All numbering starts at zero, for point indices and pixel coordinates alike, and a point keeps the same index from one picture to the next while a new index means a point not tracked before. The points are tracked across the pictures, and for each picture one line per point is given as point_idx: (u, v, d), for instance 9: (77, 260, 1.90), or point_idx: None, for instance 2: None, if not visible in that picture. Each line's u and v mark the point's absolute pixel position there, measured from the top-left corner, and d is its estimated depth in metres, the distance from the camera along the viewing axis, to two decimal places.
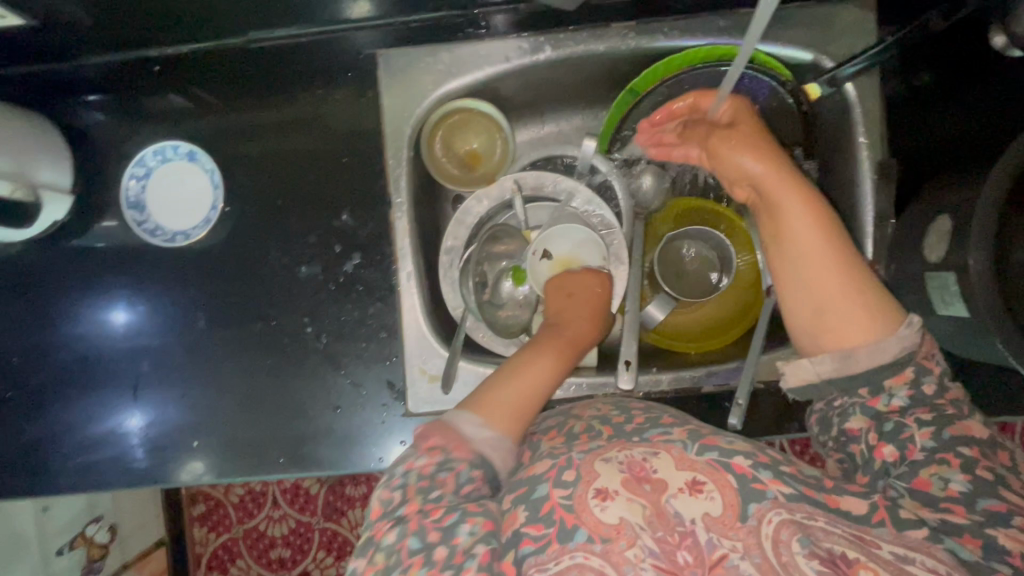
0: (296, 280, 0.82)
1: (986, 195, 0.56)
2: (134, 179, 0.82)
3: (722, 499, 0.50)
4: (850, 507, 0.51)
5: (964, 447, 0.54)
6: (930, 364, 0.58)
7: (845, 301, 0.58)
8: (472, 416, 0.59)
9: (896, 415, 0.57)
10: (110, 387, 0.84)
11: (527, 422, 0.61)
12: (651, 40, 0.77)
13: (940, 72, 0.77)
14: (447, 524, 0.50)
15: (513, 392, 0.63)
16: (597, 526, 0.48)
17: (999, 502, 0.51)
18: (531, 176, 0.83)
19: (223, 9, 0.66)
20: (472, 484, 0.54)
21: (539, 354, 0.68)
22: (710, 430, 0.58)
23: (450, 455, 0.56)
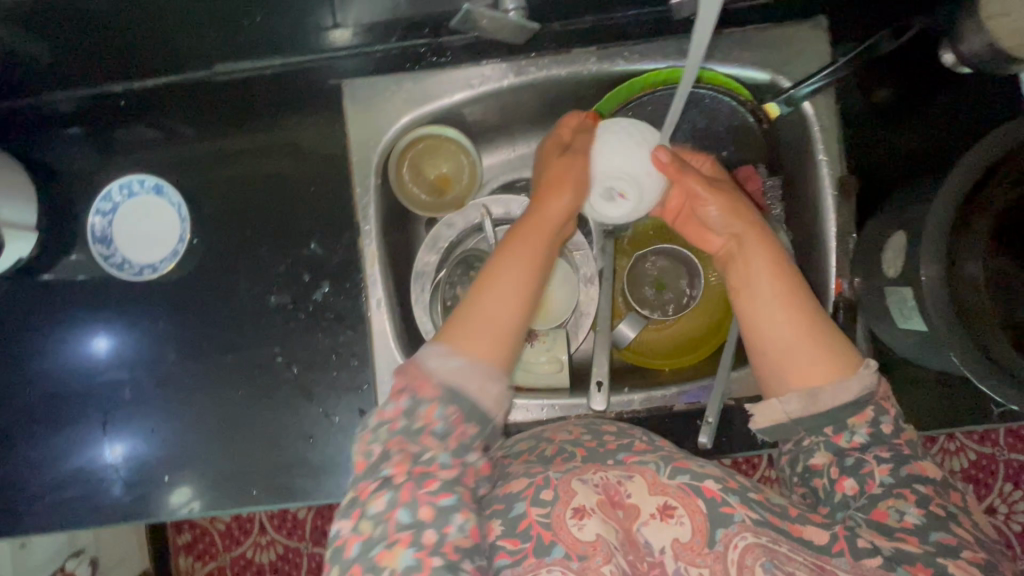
0: (265, 309, 0.82)
1: (938, 209, 0.58)
2: (100, 214, 0.83)
3: (692, 523, 0.50)
4: (813, 535, 0.51)
5: (920, 485, 0.53)
6: (887, 404, 0.57)
7: (805, 342, 0.58)
8: (441, 348, 0.57)
9: (856, 447, 0.56)
10: (79, 424, 0.82)
11: (516, 334, 0.59)
12: (611, 64, 0.78)
13: (897, 88, 0.78)
14: (440, 504, 0.50)
15: (484, 311, 0.59)
16: (574, 543, 0.48)
17: (948, 535, 0.49)
18: (499, 198, 0.84)
19: (184, 42, 0.68)
20: (453, 424, 0.55)
21: (508, 260, 0.63)
22: (686, 454, 0.57)
23: (418, 396, 0.55)
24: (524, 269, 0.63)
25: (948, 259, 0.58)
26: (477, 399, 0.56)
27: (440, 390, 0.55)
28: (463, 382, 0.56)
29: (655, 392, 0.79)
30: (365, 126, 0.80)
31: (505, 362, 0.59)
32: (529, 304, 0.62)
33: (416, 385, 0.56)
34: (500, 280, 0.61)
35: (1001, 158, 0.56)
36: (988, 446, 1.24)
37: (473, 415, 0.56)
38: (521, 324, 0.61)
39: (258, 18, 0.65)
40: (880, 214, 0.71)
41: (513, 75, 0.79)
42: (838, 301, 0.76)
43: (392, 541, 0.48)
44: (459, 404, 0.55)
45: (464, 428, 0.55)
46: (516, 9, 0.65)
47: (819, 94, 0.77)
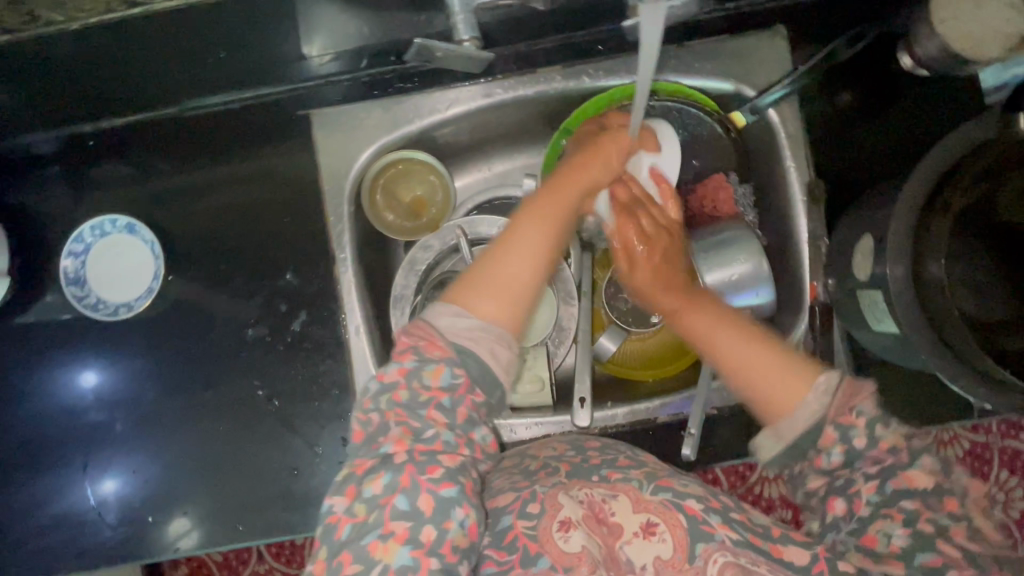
0: (244, 341, 0.82)
1: (901, 212, 0.60)
2: (72, 256, 0.82)
3: (673, 540, 0.51)
4: (793, 556, 0.52)
5: (906, 501, 0.50)
6: (848, 419, 0.53)
7: (759, 374, 0.58)
8: (453, 306, 0.58)
9: (836, 465, 0.53)
10: (58, 469, 0.81)
11: (522, 301, 0.59)
12: (577, 82, 0.79)
13: (860, 90, 0.79)
14: (441, 495, 0.49)
15: (497, 271, 0.59)
16: (560, 555, 0.49)
17: (935, 556, 0.48)
18: (476, 219, 0.84)
19: (147, 83, 0.68)
20: (460, 387, 0.54)
21: (526, 221, 0.62)
22: (666, 471, 0.58)
23: (426, 355, 0.55)
24: (540, 233, 0.62)
25: (913, 256, 0.59)
26: (485, 361, 0.56)
27: (450, 349, 0.55)
28: (472, 341, 0.56)
29: (639, 405, 0.79)
30: (337, 150, 0.82)
31: (516, 326, 0.59)
32: (544, 267, 0.61)
33: (426, 343, 0.55)
34: (515, 243, 0.61)
35: (959, 160, 0.58)
36: (982, 434, 1.17)
37: (480, 379, 0.56)
38: (535, 288, 0.60)
39: (223, 56, 0.65)
40: (846, 220, 0.72)
41: (481, 97, 0.80)
42: (814, 305, 0.78)
43: (387, 532, 0.47)
44: (467, 367, 0.55)
45: (471, 393, 0.55)
46: (470, 39, 0.62)
47: (784, 102, 0.78)
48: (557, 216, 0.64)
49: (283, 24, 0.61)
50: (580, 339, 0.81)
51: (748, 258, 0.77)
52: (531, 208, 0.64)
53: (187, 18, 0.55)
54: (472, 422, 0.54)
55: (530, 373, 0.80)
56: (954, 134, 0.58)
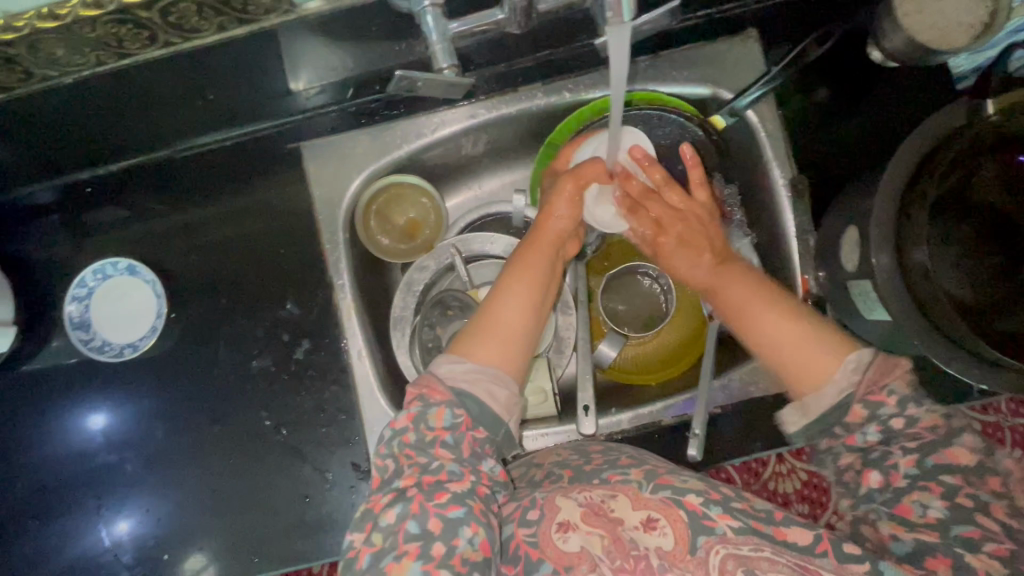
0: (249, 373, 0.84)
1: (881, 199, 0.61)
2: (76, 301, 0.84)
3: (674, 532, 0.51)
4: (796, 537, 0.52)
5: (947, 475, 0.51)
6: (878, 397, 0.54)
7: (794, 352, 0.61)
8: (452, 355, 0.60)
9: (873, 441, 0.54)
10: (70, 514, 0.82)
11: (514, 350, 0.61)
12: (558, 97, 0.82)
13: (834, 87, 0.81)
14: (450, 516, 0.50)
15: (487, 326, 0.62)
16: (560, 557, 0.50)
17: (973, 528, 0.49)
18: (469, 237, 0.85)
19: (141, 128, 0.70)
20: (462, 424, 0.55)
21: (508, 279, 0.66)
22: (667, 468, 0.58)
23: (429, 401, 0.56)
24: (523, 286, 0.65)
25: (896, 247, 0.60)
26: (486, 401, 0.58)
27: (450, 393, 0.57)
28: (471, 383, 0.58)
29: (643, 409, 0.81)
30: (330, 179, 0.83)
31: (515, 373, 0.61)
32: (533, 314, 0.64)
33: (428, 390, 0.57)
34: (501, 291, 0.65)
35: (932, 150, 0.59)
36: (992, 413, 1.16)
37: (481, 419, 0.57)
38: (528, 334, 0.63)
39: (211, 97, 0.67)
40: (830, 214, 0.73)
41: (466, 119, 0.82)
42: (807, 299, 0.79)
43: (401, 552, 0.49)
44: (467, 407, 0.57)
45: (473, 430, 0.56)
46: (450, 66, 0.63)
47: (761, 103, 0.79)
48: (535, 265, 0.68)
49: (266, 64, 0.64)
50: (579, 348, 0.82)
51: (736, 257, 0.81)
52: (513, 261, 0.68)
53: (172, 64, 0.58)
54: (475, 453, 0.56)
55: (533, 386, 0.81)
56: (928, 121, 0.59)
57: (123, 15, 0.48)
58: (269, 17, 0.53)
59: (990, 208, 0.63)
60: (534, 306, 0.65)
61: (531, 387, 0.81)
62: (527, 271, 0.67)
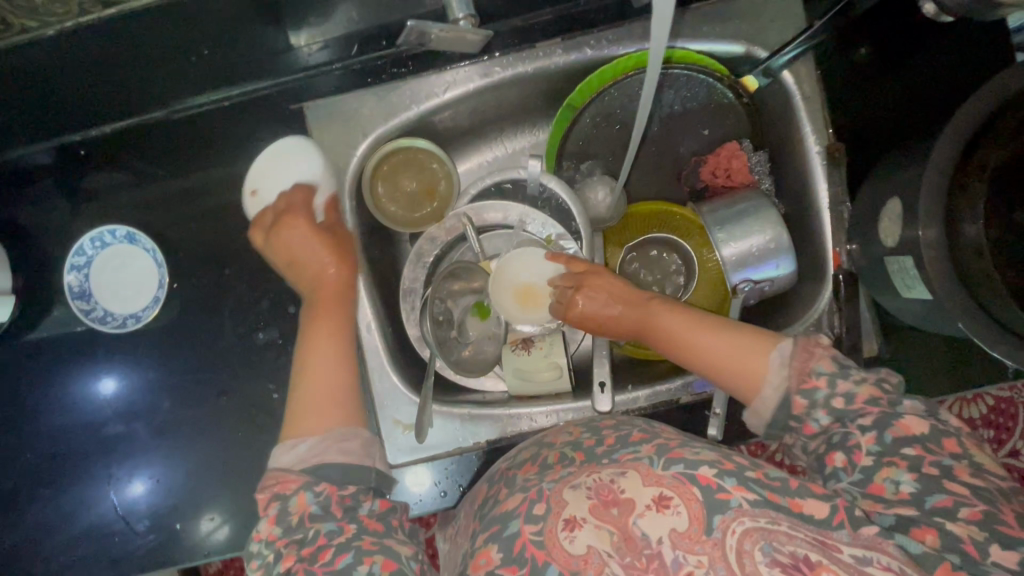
0: (255, 345, 0.82)
1: (934, 170, 0.56)
2: (76, 269, 0.80)
3: (688, 512, 0.47)
4: (811, 510, 0.48)
5: (909, 448, 0.50)
6: (810, 383, 0.54)
7: (721, 359, 0.59)
8: (289, 442, 0.58)
9: (826, 426, 0.54)
10: (83, 484, 0.81)
11: (350, 400, 0.62)
12: (579, 54, 0.76)
13: (879, 44, 0.75)
14: (337, 568, 0.48)
15: (309, 391, 0.62)
16: (567, 560, 0.46)
17: (945, 496, 0.48)
18: (481, 205, 0.81)
19: (132, 86, 0.64)
20: (326, 494, 0.53)
21: (314, 345, 0.67)
22: (677, 439, 0.54)
23: (286, 495, 0.53)
24: (335, 337, 0.68)
25: (947, 219, 0.56)
26: (346, 464, 0.56)
27: (305, 476, 0.54)
28: (322, 456, 0.56)
29: (660, 385, 0.79)
30: (336, 141, 0.79)
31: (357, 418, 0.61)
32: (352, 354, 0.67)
33: (280, 485, 0.54)
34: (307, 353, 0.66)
35: (991, 115, 0.54)
36: (1005, 389, 1.14)
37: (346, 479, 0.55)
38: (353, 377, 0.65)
39: (207, 53, 0.61)
40: (870, 182, 0.69)
41: (479, 77, 0.77)
42: (838, 273, 0.75)
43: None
44: (327, 475, 0.55)
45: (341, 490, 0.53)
46: (466, 16, 0.61)
47: (799, 62, 0.74)
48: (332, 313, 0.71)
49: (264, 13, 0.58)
50: None
51: (765, 229, 0.75)
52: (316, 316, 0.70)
53: (164, 12, 0.52)
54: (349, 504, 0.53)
55: (546, 359, 0.79)
56: (985, 87, 0.54)
57: None
58: None
59: None
60: (352, 350, 0.68)
61: (544, 361, 0.79)
62: (328, 326, 0.69)
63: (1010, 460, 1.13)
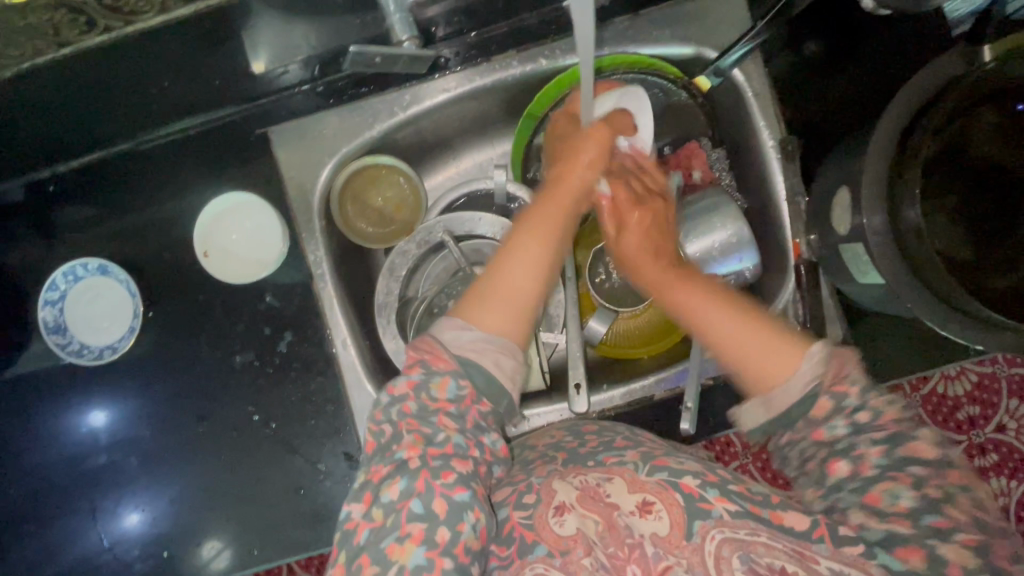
0: (234, 369, 0.82)
1: (871, 165, 0.59)
2: (49, 305, 0.81)
3: (669, 517, 0.50)
4: (793, 523, 0.50)
5: (916, 466, 0.48)
6: (843, 388, 0.51)
7: (743, 347, 0.55)
8: (457, 321, 0.57)
9: (841, 433, 0.50)
10: (68, 518, 0.81)
11: (522, 314, 0.58)
12: (534, 66, 0.78)
13: (824, 39, 0.77)
14: (455, 499, 0.49)
15: (497, 282, 0.59)
16: (556, 540, 0.50)
17: (942, 518, 0.47)
18: (451, 217, 0.82)
19: (97, 121, 0.65)
20: (466, 397, 0.54)
21: (521, 235, 0.61)
22: (664, 449, 0.57)
23: (432, 368, 0.55)
24: (538, 246, 0.61)
25: (888, 204, 0.58)
26: (492, 372, 0.56)
27: (455, 362, 0.55)
28: (477, 354, 0.56)
29: (635, 384, 0.79)
30: (303, 163, 0.81)
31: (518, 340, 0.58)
32: (545, 279, 0.60)
33: (432, 357, 0.55)
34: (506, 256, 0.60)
35: (924, 102, 0.57)
36: (987, 364, 1.15)
37: (488, 390, 0.56)
38: (538, 296, 0.59)
39: (167, 84, 0.63)
40: (822, 173, 0.70)
41: (439, 93, 0.79)
42: (799, 264, 0.76)
43: (404, 534, 0.48)
44: (473, 377, 0.55)
45: (478, 404, 0.55)
46: (409, 38, 0.64)
47: (747, 61, 0.76)
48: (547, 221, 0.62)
49: (222, 45, 0.59)
50: (568, 326, 0.80)
51: (727, 224, 0.77)
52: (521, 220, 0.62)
53: (122, 52, 0.54)
54: (478, 425, 0.55)
55: None
56: (918, 75, 0.57)
57: None
58: None
59: (985, 162, 0.61)
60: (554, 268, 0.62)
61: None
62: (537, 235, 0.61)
63: (997, 435, 1.14)
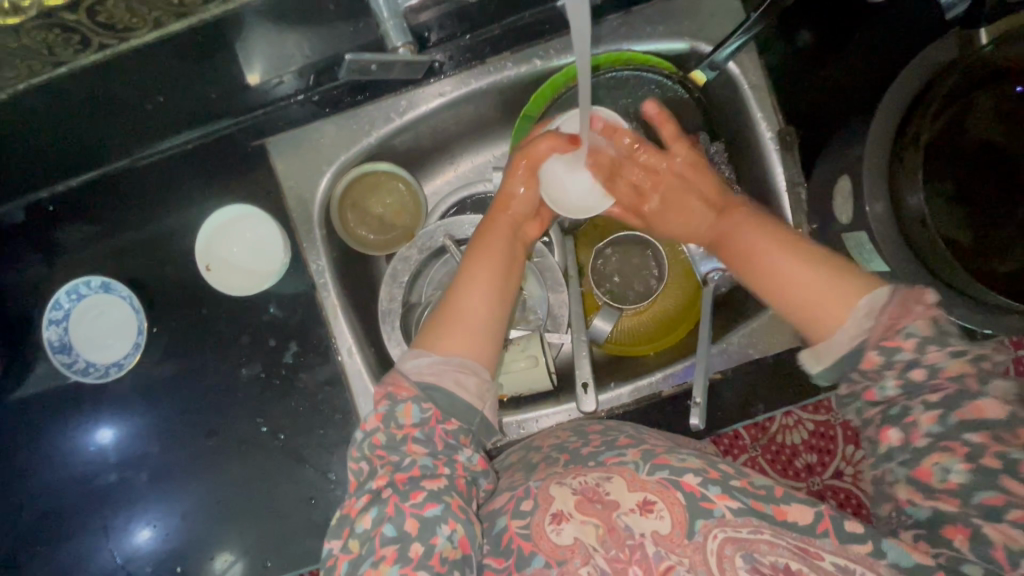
0: (240, 381, 0.82)
1: (869, 154, 0.59)
2: (53, 324, 0.82)
3: (671, 516, 0.50)
4: (797, 517, 0.50)
5: (973, 434, 0.47)
6: (894, 342, 0.51)
7: (809, 294, 0.59)
8: (418, 350, 0.62)
9: (891, 395, 0.50)
10: (80, 538, 0.81)
11: (477, 342, 0.62)
12: (530, 67, 0.78)
13: (818, 28, 0.77)
14: (426, 515, 0.50)
15: (449, 313, 0.64)
16: (553, 550, 0.49)
17: (996, 495, 0.45)
18: (454, 220, 0.83)
19: (92, 138, 0.65)
20: (431, 418, 0.56)
21: (472, 270, 0.67)
22: (664, 447, 0.57)
23: (396, 399, 0.57)
24: (485, 277, 0.66)
25: (890, 192, 0.58)
26: (454, 393, 0.58)
27: (416, 388, 0.58)
28: (436, 375, 0.59)
29: (641, 381, 0.81)
30: (301, 172, 0.81)
31: (485, 361, 0.62)
32: (496, 308, 0.65)
33: (394, 388, 0.58)
34: (460, 285, 0.66)
35: (924, 85, 0.57)
36: None
37: (452, 409, 0.58)
38: (489, 324, 0.64)
39: (162, 99, 0.63)
40: (821, 164, 0.71)
41: (435, 98, 0.79)
42: None
43: (379, 558, 0.49)
44: (436, 400, 0.58)
45: (444, 423, 0.57)
46: (404, 44, 0.64)
47: (742, 53, 0.76)
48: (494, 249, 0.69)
49: (215, 57, 0.59)
50: (574, 326, 0.81)
51: None
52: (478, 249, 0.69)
53: (115, 70, 0.55)
54: (449, 444, 0.56)
55: (523, 354, 0.78)
56: (913, 62, 0.58)
57: (50, 19, 0.45)
58: (206, 7, 0.51)
59: (988, 145, 0.60)
60: (500, 299, 0.66)
61: (520, 354, 0.78)
62: (484, 267, 0.67)
63: None
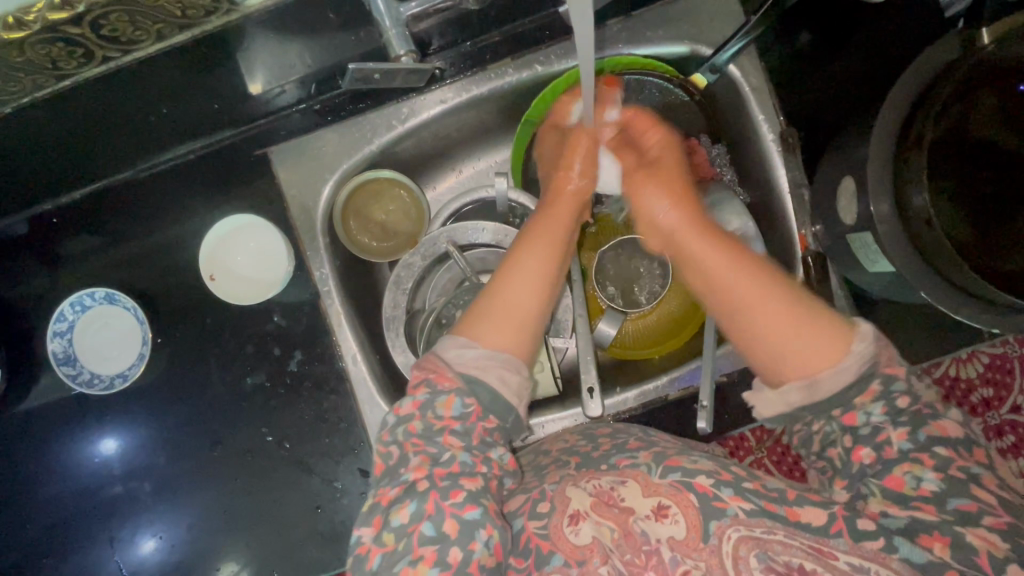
0: (244, 391, 0.82)
1: (874, 154, 0.59)
2: (58, 336, 0.81)
3: (686, 520, 0.50)
4: (809, 518, 0.50)
5: (940, 447, 0.51)
6: (895, 370, 0.54)
7: (800, 332, 0.55)
8: (460, 339, 0.60)
9: (873, 421, 0.53)
10: (86, 550, 0.81)
11: (526, 332, 0.62)
12: (531, 71, 0.78)
13: (817, 29, 0.77)
14: (466, 517, 0.50)
15: (502, 303, 0.62)
16: (572, 551, 0.49)
17: (970, 501, 0.48)
18: (456, 226, 0.82)
19: (97, 149, 0.65)
20: (472, 414, 0.56)
21: (526, 257, 0.65)
22: (676, 448, 0.56)
23: (438, 387, 0.57)
24: (541, 265, 0.65)
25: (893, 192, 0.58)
26: (467, 381, 0.57)
27: (458, 379, 0.57)
28: (481, 370, 0.58)
29: (648, 385, 0.80)
30: (303, 179, 0.81)
31: (523, 351, 0.61)
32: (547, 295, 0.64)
33: (436, 376, 0.57)
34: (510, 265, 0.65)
35: (926, 86, 0.57)
36: (999, 345, 1.13)
37: (492, 407, 0.58)
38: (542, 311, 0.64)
39: (166, 111, 0.63)
40: (823, 165, 0.71)
41: (436, 104, 0.79)
42: (806, 255, 0.76)
43: (416, 558, 0.49)
44: (477, 394, 0.57)
45: (484, 421, 0.57)
46: (407, 53, 0.63)
47: (743, 56, 0.76)
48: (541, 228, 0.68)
49: (218, 67, 0.59)
50: (578, 328, 0.79)
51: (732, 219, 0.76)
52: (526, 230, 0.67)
53: (117, 80, 0.55)
54: (483, 441, 0.56)
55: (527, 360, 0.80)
56: (918, 61, 0.57)
57: (54, 34, 0.45)
58: (209, 19, 0.51)
59: (989, 144, 0.60)
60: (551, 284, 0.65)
61: None
62: (539, 254, 0.65)
63: (1012, 416, 1.13)
